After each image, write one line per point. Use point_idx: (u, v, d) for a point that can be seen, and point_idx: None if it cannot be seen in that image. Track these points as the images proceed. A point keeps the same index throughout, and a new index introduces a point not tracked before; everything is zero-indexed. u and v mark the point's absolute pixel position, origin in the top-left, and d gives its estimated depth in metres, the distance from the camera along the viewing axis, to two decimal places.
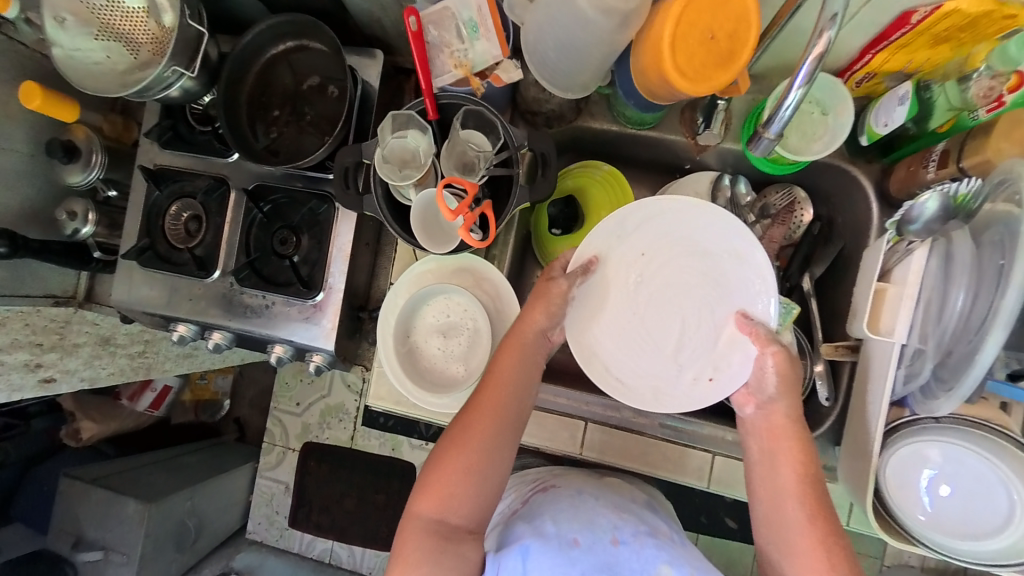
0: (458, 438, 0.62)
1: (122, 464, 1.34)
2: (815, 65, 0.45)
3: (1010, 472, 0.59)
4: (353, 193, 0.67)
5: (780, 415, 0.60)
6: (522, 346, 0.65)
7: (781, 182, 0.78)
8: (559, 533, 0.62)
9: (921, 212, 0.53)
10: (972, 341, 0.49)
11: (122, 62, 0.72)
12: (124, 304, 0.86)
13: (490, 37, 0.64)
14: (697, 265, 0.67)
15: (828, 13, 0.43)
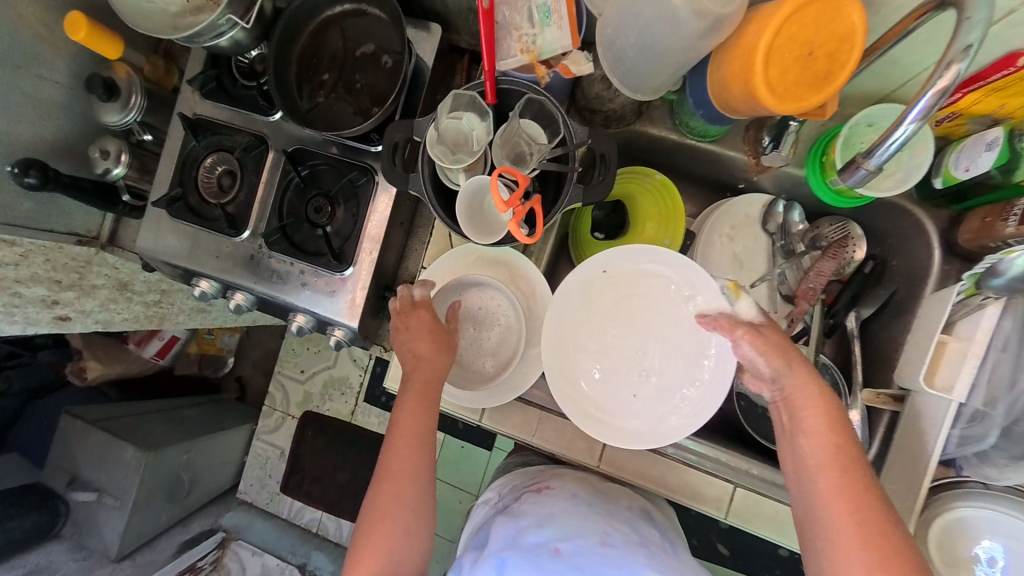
0: (390, 481, 0.61)
1: (124, 409, 1.34)
2: (937, 98, 0.44)
3: None
4: (400, 171, 0.64)
5: (812, 425, 0.53)
6: (430, 389, 0.64)
7: (836, 216, 0.76)
8: (541, 541, 0.57)
9: (1008, 268, 0.49)
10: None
11: (175, 4, 0.71)
12: (147, 252, 0.84)
13: (562, 25, 0.61)
14: (678, 322, 0.67)
15: (961, 44, 0.42)
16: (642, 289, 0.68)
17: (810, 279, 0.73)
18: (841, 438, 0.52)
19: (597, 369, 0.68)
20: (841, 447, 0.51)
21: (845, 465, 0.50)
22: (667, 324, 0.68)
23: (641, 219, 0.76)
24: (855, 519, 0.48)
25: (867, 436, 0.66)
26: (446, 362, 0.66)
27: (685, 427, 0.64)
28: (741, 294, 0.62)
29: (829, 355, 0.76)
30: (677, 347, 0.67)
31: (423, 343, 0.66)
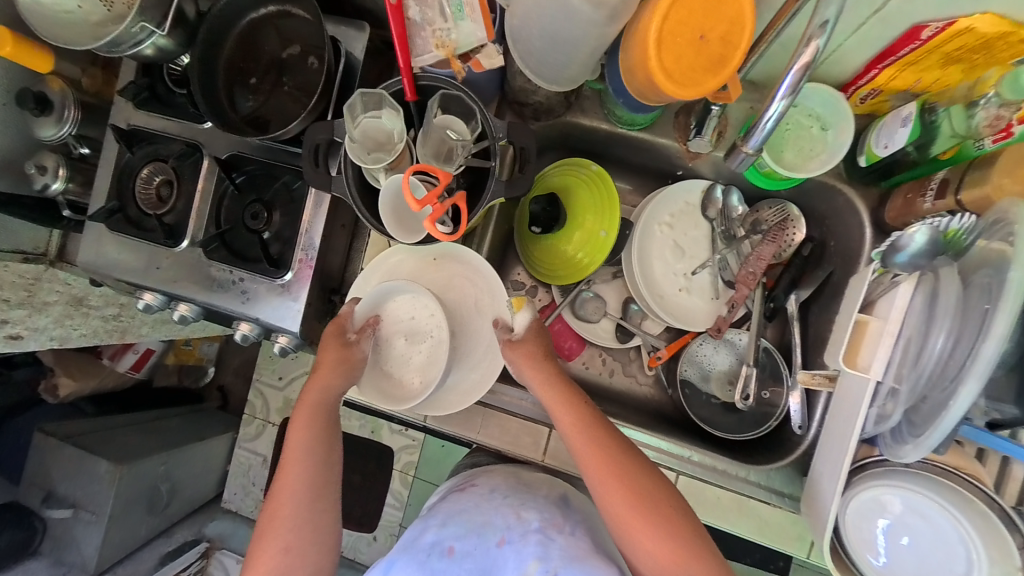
0: (280, 491, 0.63)
1: (98, 423, 1.32)
2: (801, 75, 0.43)
3: (973, 533, 0.53)
4: (323, 172, 0.63)
5: (565, 413, 0.62)
6: (316, 406, 0.67)
7: (774, 198, 0.75)
8: (437, 540, 0.62)
9: (909, 243, 0.50)
10: (947, 390, 0.43)
11: (96, 13, 0.68)
12: (90, 267, 0.84)
13: (476, 18, 0.60)
14: (474, 313, 0.70)
15: (817, 20, 0.41)
16: (466, 291, 0.70)
17: (750, 263, 0.72)
18: (588, 421, 0.61)
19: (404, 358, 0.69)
20: (585, 425, 0.60)
21: (596, 441, 0.60)
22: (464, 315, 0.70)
23: (579, 210, 0.76)
24: (636, 511, 0.56)
25: (804, 418, 0.67)
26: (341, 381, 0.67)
27: (461, 403, 0.68)
28: (523, 308, 0.66)
29: (771, 339, 0.77)
30: (492, 348, 0.70)
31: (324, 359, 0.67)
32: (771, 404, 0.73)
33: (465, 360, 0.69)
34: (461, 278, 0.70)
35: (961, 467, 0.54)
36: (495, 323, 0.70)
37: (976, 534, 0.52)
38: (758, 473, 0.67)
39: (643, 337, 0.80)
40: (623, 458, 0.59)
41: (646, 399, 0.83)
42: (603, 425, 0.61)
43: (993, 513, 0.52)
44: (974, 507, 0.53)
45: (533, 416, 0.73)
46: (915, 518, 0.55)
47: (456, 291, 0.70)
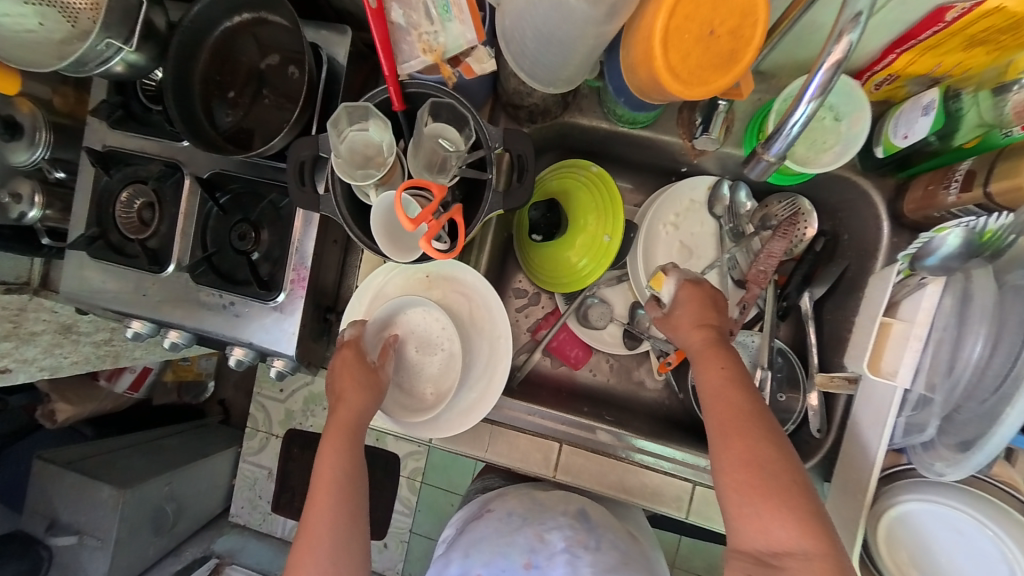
0: (311, 513, 0.58)
1: (99, 447, 1.29)
2: (831, 74, 0.40)
3: (1020, 555, 0.47)
4: (310, 191, 0.59)
5: (710, 364, 0.55)
6: (349, 432, 0.62)
7: (784, 191, 0.72)
8: (464, 570, 0.62)
9: (941, 247, 0.46)
10: (991, 403, 0.40)
11: (59, 31, 0.62)
12: (74, 296, 0.80)
13: (464, 19, 0.56)
14: (470, 327, 0.66)
15: (850, 11, 0.37)
16: (462, 306, 0.66)
17: (760, 261, 0.69)
18: (737, 376, 0.53)
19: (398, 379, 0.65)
20: (728, 370, 0.54)
21: (731, 401, 0.51)
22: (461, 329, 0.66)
23: (580, 213, 0.73)
24: (757, 466, 0.48)
25: (822, 420, 0.64)
26: (372, 401, 0.63)
27: (457, 425, 0.65)
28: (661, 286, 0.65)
29: (784, 339, 0.74)
30: (496, 363, 0.66)
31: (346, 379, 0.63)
32: (788, 409, 0.69)
33: (468, 376, 0.65)
34: (455, 291, 0.67)
35: (995, 474, 0.50)
36: (495, 337, 0.66)
37: (1020, 551, 0.47)
38: None
39: (651, 342, 0.77)
40: (756, 429, 0.50)
41: (656, 404, 0.81)
42: (743, 388, 0.52)
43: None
44: (1010, 516, 0.48)
45: (541, 431, 0.71)
46: (947, 530, 0.51)
47: (451, 304, 0.66)
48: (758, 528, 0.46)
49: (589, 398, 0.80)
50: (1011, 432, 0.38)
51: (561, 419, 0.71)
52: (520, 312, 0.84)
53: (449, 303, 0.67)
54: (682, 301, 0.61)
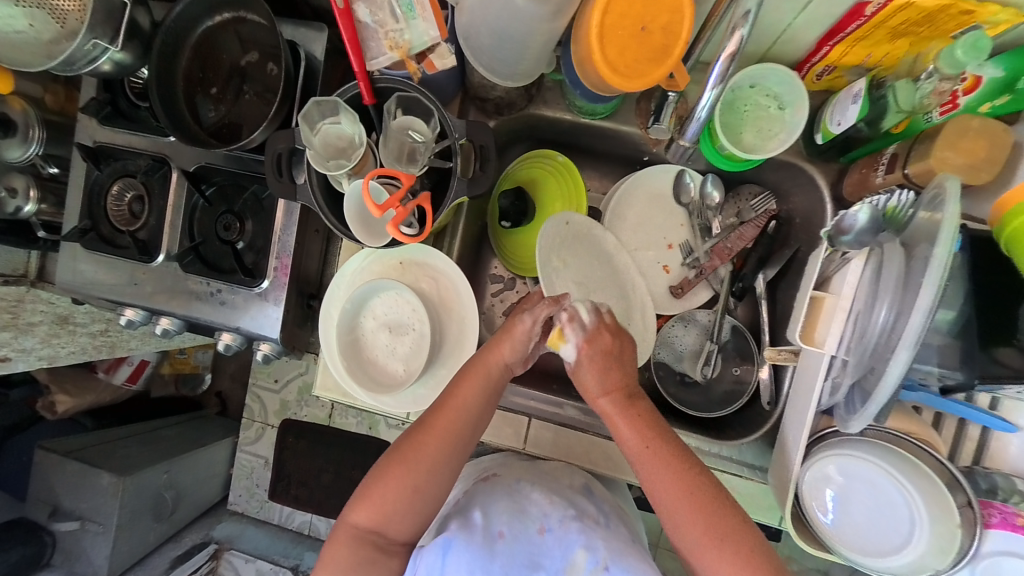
0: (406, 454, 0.59)
1: (102, 437, 1.30)
2: (727, 65, 0.46)
3: (916, 496, 0.53)
4: (287, 182, 0.63)
5: (630, 428, 0.56)
6: (487, 379, 0.60)
7: (759, 187, 0.76)
8: (486, 526, 0.62)
9: (853, 221, 0.52)
10: (883, 360, 0.45)
11: (47, 31, 0.66)
12: (70, 287, 0.84)
13: (428, 17, 0.61)
14: (441, 308, 0.70)
15: (742, 9, 0.43)
16: (432, 287, 0.71)
17: (730, 240, 0.74)
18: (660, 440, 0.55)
19: (378, 355, 0.68)
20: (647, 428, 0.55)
21: (670, 466, 0.53)
22: (434, 310, 0.70)
23: (548, 201, 0.78)
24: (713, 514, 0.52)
25: (772, 392, 0.69)
26: (489, 405, 0.61)
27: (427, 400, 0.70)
28: (561, 346, 0.59)
29: (743, 318, 0.78)
30: (459, 343, 0.71)
31: (468, 370, 0.61)
32: (743, 381, 0.74)
33: (440, 355, 0.71)
34: (429, 272, 0.71)
35: (913, 433, 0.55)
36: (464, 320, 0.71)
37: (920, 497, 0.52)
38: (731, 448, 0.68)
39: None
40: (699, 484, 0.53)
41: None
42: (677, 450, 0.55)
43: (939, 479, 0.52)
44: (920, 472, 0.53)
45: (512, 407, 0.75)
46: (863, 483, 0.54)
47: (423, 285, 0.71)
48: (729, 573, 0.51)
49: (561, 377, 0.81)
50: (900, 384, 0.43)
51: (531, 395, 0.75)
52: (495, 297, 0.85)
53: (423, 284, 0.71)
54: (589, 361, 0.58)
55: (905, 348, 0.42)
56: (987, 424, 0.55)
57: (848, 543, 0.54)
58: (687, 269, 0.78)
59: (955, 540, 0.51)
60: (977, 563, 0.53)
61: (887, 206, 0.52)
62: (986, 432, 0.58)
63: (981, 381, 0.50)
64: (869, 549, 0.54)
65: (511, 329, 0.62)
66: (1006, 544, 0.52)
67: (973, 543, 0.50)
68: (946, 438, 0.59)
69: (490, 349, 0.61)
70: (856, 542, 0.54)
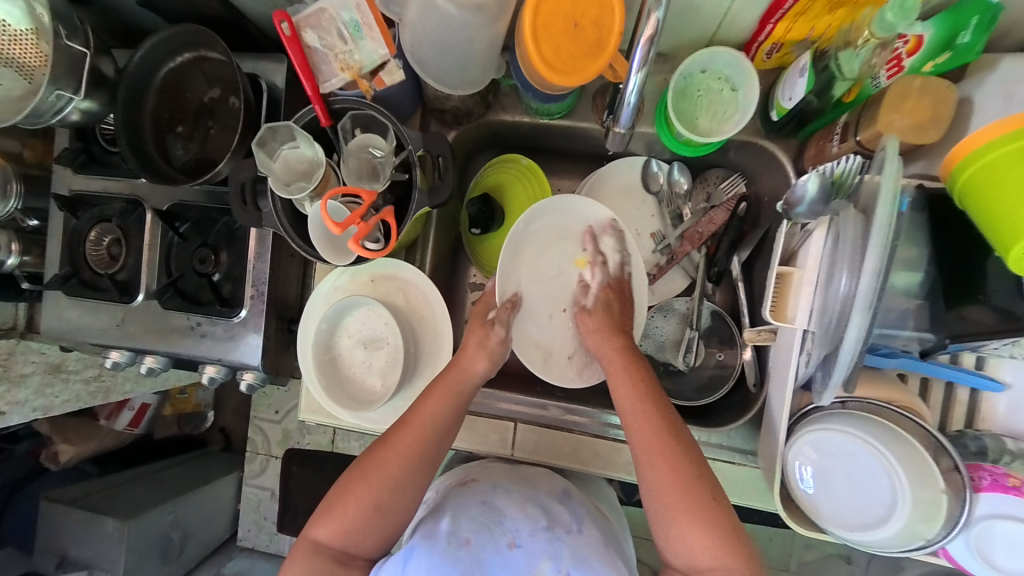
0: (369, 470, 0.59)
1: (105, 483, 1.28)
2: (647, 48, 0.45)
3: (894, 461, 0.51)
4: (252, 210, 0.64)
5: (634, 379, 0.59)
6: (457, 393, 0.62)
7: (726, 168, 0.76)
8: (453, 531, 0.59)
9: (803, 192, 0.52)
10: (846, 325, 0.45)
11: (17, 87, 0.67)
12: (56, 334, 0.85)
13: (375, 36, 0.62)
14: (416, 314, 0.71)
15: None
16: (401, 299, 0.71)
17: (699, 224, 0.74)
18: (658, 404, 0.56)
19: (357, 368, 0.68)
20: (642, 391, 0.57)
21: (659, 437, 0.54)
22: (410, 315, 0.71)
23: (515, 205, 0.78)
24: (698, 500, 0.51)
25: (757, 373, 0.69)
26: (456, 423, 0.62)
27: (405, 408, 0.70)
28: (585, 268, 0.69)
29: (723, 303, 0.77)
30: (436, 351, 0.72)
31: (437, 383, 0.63)
32: (727, 366, 0.73)
33: (420, 365, 0.71)
34: (404, 284, 0.71)
35: (893, 400, 0.54)
36: (438, 326, 0.71)
37: (897, 462, 0.51)
38: (720, 435, 0.67)
39: None
40: (682, 462, 0.53)
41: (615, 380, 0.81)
42: (672, 429, 0.54)
43: (919, 445, 0.51)
44: (902, 441, 0.52)
45: (498, 413, 0.74)
46: (841, 456, 0.53)
47: (394, 295, 0.71)
48: (694, 547, 0.51)
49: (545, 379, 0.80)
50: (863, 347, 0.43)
51: (516, 400, 0.74)
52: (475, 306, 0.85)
53: (399, 296, 0.71)
54: (596, 311, 0.66)
55: (860, 311, 0.43)
56: (974, 385, 0.55)
57: (830, 515, 0.53)
58: (659, 256, 0.77)
59: (941, 506, 0.50)
60: (969, 529, 0.52)
61: (834, 174, 0.53)
62: (975, 394, 0.57)
63: (951, 340, 0.51)
64: (855, 523, 0.53)
65: (483, 342, 0.65)
66: (996, 506, 0.50)
67: (964, 508, 0.49)
68: (934, 403, 0.58)
69: (458, 362, 0.64)
70: (836, 514, 0.53)
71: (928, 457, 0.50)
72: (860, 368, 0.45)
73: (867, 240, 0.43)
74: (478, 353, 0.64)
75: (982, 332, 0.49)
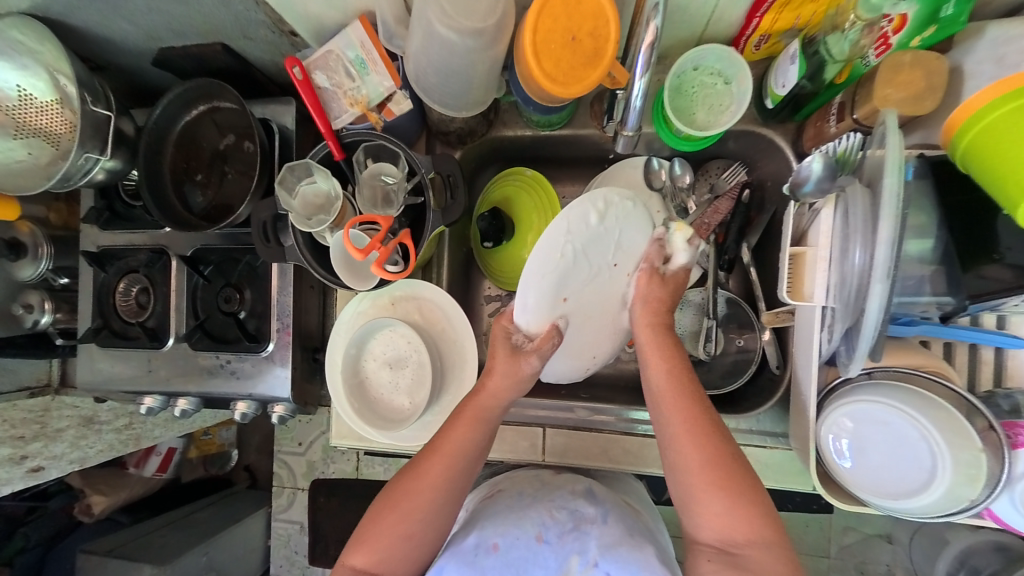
0: (402, 498, 0.60)
1: (140, 529, 1.28)
2: (648, 53, 0.48)
3: (929, 424, 0.51)
4: (275, 246, 0.66)
5: (654, 360, 0.60)
6: (481, 419, 0.62)
7: (725, 158, 0.78)
8: (480, 540, 0.59)
9: (809, 172, 0.52)
10: (865, 298, 0.46)
11: (45, 155, 0.70)
12: (90, 386, 0.87)
13: (380, 70, 0.66)
14: (438, 341, 0.72)
15: (650, 2, 0.45)
16: (421, 319, 0.72)
17: (705, 215, 0.75)
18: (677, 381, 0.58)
19: (389, 397, 0.70)
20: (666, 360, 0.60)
21: (676, 405, 0.56)
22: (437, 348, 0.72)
23: (525, 216, 0.79)
24: (721, 469, 0.53)
25: (779, 356, 0.69)
26: (484, 449, 0.62)
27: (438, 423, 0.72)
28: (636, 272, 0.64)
29: (736, 289, 0.78)
30: (461, 363, 0.73)
31: (461, 411, 0.63)
32: (748, 351, 0.74)
33: (449, 380, 0.72)
34: (424, 310, 0.73)
35: (919, 365, 0.54)
36: (459, 342, 0.73)
37: (933, 425, 0.51)
38: (749, 420, 0.68)
39: None
40: (710, 434, 0.54)
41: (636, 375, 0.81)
42: (697, 392, 0.57)
43: (951, 406, 0.51)
44: (935, 404, 0.51)
45: (526, 420, 0.75)
46: (874, 425, 0.53)
47: (413, 323, 0.73)
48: (711, 514, 0.52)
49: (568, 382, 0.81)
50: (882, 316, 0.45)
51: (543, 406, 0.75)
52: (492, 316, 0.87)
53: (425, 327, 0.73)
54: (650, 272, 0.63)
55: (878, 281, 0.44)
56: (998, 344, 0.55)
57: (871, 485, 0.53)
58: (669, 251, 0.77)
59: (981, 463, 0.49)
60: (1015, 487, 0.51)
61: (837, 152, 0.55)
62: (1001, 352, 0.57)
63: (971, 300, 0.52)
64: (897, 490, 0.52)
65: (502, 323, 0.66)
66: None
67: (1004, 466, 0.49)
68: (960, 365, 0.58)
69: (482, 393, 0.64)
70: (877, 485, 0.53)
71: (961, 416, 0.50)
72: (882, 337, 0.46)
73: (879, 213, 0.44)
74: (505, 384, 0.64)
75: (1000, 289, 0.50)
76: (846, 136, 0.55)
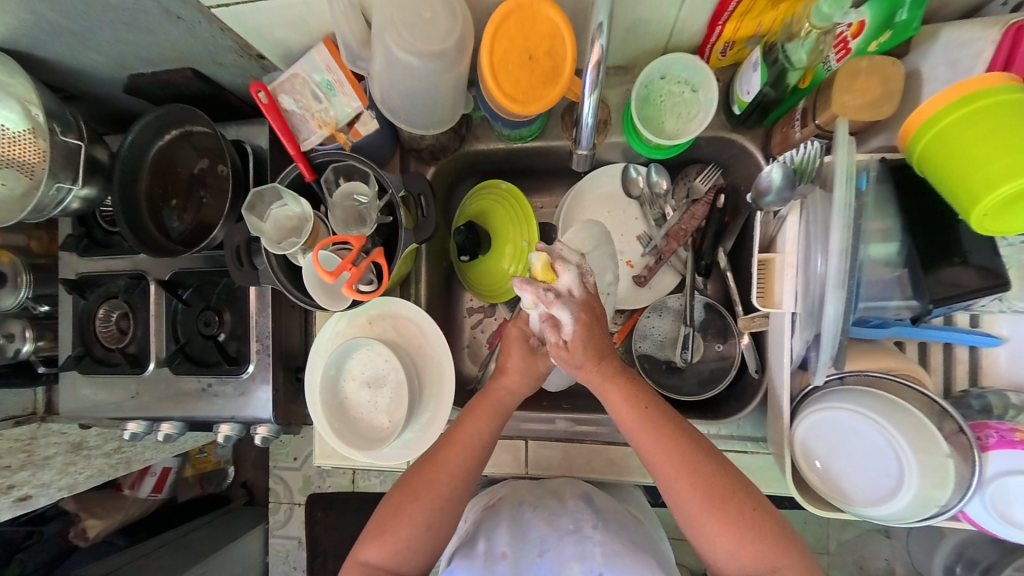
0: (420, 489, 0.59)
1: (135, 551, 1.23)
2: (596, 72, 0.47)
3: (896, 432, 0.51)
4: (248, 269, 0.67)
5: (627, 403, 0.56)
6: (498, 412, 0.64)
7: (701, 161, 0.77)
8: (489, 549, 0.61)
9: (769, 181, 0.53)
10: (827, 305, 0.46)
11: (17, 186, 0.68)
12: (74, 414, 0.87)
13: (346, 91, 0.66)
14: (421, 348, 0.73)
15: (595, 22, 0.45)
16: (400, 335, 0.73)
17: (682, 220, 0.75)
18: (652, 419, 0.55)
19: (371, 411, 0.69)
20: (637, 409, 0.55)
21: (655, 446, 0.54)
22: (423, 352, 0.73)
23: (501, 229, 0.78)
24: (716, 492, 0.52)
25: (758, 360, 0.68)
26: (496, 439, 0.63)
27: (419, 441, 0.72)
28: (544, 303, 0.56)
29: (715, 293, 0.78)
30: (439, 380, 0.73)
31: (477, 404, 0.64)
32: (727, 356, 0.74)
33: (426, 395, 0.72)
34: (409, 319, 0.73)
35: (890, 369, 0.54)
36: (436, 358, 0.73)
37: (900, 433, 0.51)
38: (729, 426, 0.68)
39: None
40: (698, 456, 0.53)
41: None
42: (668, 419, 0.56)
43: (919, 412, 0.51)
44: (902, 410, 0.51)
45: (509, 433, 0.75)
46: (845, 433, 0.53)
47: (394, 333, 0.73)
48: (717, 536, 0.52)
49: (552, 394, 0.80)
50: (841, 323, 0.45)
51: (526, 418, 0.74)
52: (475, 328, 0.87)
53: (409, 333, 0.73)
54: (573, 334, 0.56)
55: (835, 290, 0.45)
56: (969, 344, 0.55)
57: (846, 492, 0.53)
58: (648, 258, 0.78)
59: (948, 470, 0.49)
60: (985, 490, 0.51)
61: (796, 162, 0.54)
62: (975, 352, 0.57)
63: (936, 304, 0.52)
64: (874, 498, 0.52)
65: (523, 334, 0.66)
66: (1009, 463, 0.50)
67: (975, 469, 0.49)
68: (935, 366, 0.59)
69: (499, 386, 0.65)
70: (853, 491, 0.53)
71: (930, 422, 0.50)
72: (845, 344, 0.47)
73: (833, 222, 0.45)
74: (523, 379, 0.65)
75: (966, 292, 0.50)
76: (806, 146, 0.53)
